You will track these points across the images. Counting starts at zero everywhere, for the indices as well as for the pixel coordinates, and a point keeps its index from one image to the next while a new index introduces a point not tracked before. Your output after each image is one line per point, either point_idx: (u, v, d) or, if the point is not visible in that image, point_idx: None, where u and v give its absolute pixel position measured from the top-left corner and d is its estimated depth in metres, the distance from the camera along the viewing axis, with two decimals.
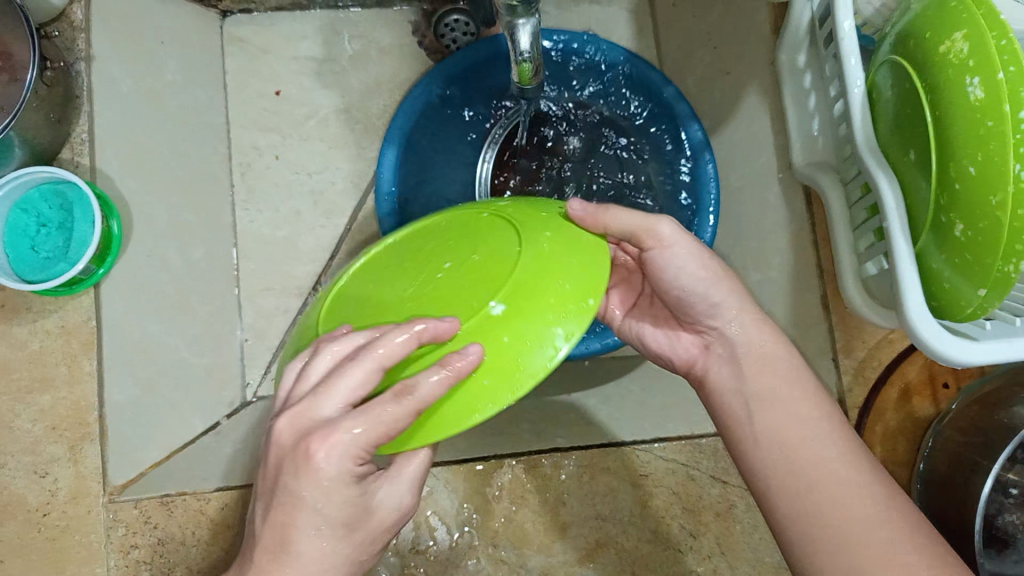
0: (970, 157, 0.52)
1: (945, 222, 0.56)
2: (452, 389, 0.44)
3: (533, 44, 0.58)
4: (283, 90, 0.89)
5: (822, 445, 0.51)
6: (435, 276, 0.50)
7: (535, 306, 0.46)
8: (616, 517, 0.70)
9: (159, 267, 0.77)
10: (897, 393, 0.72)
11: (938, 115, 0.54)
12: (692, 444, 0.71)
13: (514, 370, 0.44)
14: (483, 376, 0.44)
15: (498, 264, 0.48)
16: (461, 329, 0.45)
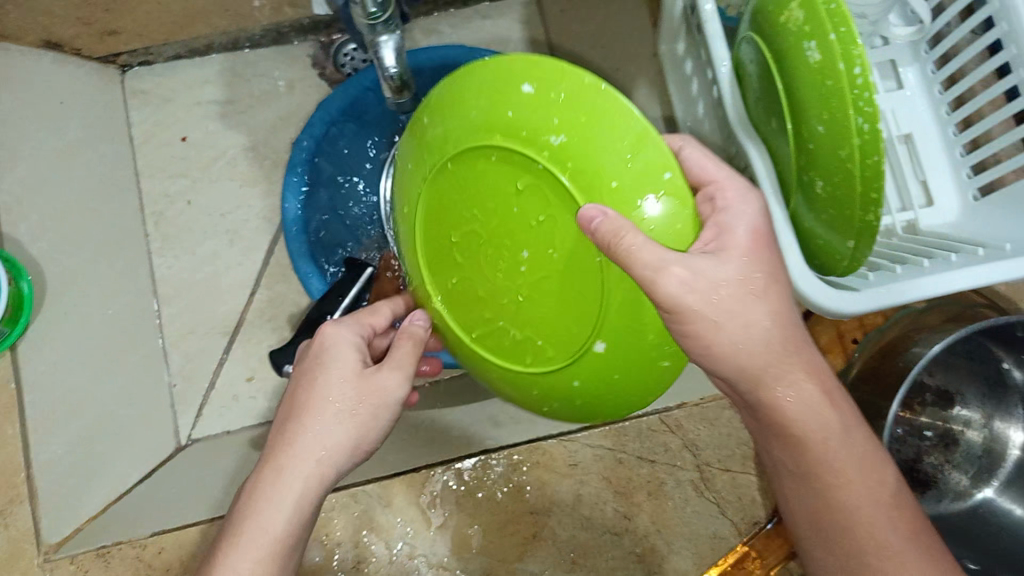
0: (819, 117, 0.53)
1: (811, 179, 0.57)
2: (603, 390, 0.52)
3: (400, 61, 0.59)
4: (189, 136, 0.90)
5: (821, 426, 0.50)
6: (521, 273, 0.51)
7: (630, 325, 0.50)
8: (551, 509, 0.71)
9: (77, 325, 0.79)
10: (809, 351, 0.74)
11: (788, 82, 0.56)
12: (617, 429, 0.72)
13: (650, 374, 0.51)
14: (615, 374, 0.51)
15: (574, 259, 0.50)
16: (584, 350, 0.51)
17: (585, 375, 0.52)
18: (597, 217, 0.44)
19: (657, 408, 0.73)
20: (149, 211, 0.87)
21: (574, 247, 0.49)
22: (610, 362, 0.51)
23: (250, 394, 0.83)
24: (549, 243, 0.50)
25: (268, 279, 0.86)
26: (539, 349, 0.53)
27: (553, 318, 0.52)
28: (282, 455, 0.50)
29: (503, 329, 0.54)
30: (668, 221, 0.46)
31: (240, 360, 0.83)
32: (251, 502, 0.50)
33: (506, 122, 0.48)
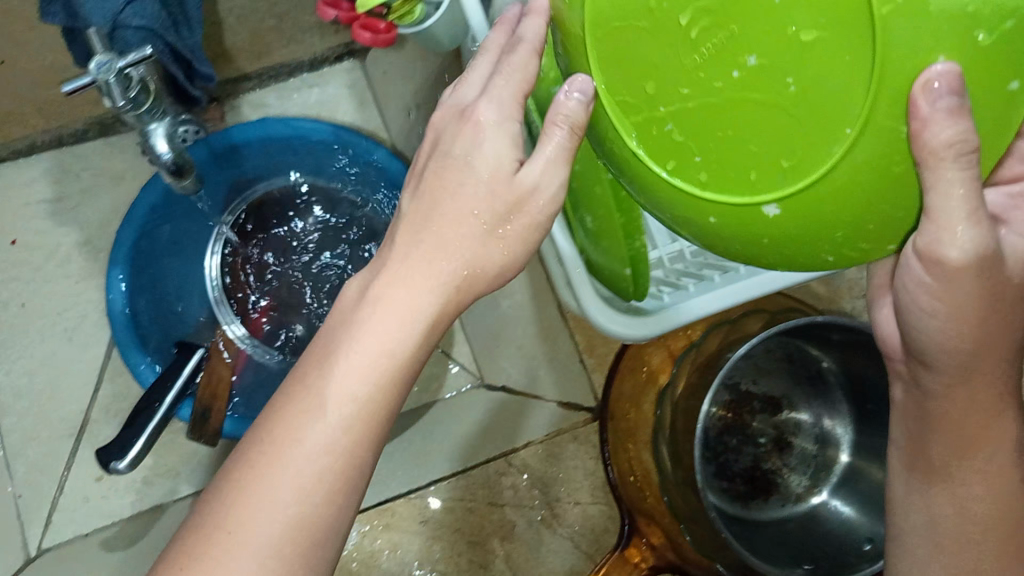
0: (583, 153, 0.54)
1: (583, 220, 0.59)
2: (790, 248, 0.39)
3: (176, 153, 0.60)
4: (18, 238, 0.88)
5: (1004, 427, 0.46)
6: (712, 85, 0.37)
7: (865, 179, 0.36)
8: (406, 568, 0.72)
9: None
10: (641, 375, 0.75)
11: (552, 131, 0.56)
12: (463, 479, 0.74)
13: (800, 248, 0.39)
14: (824, 247, 0.39)
15: (818, 91, 0.34)
16: (780, 197, 0.38)
17: (728, 217, 0.40)
18: (945, 94, 0.32)
19: (503, 451, 0.75)
20: None
21: (828, 88, 0.34)
22: (798, 212, 0.37)
23: (101, 492, 0.82)
24: (784, 69, 0.35)
25: (111, 373, 0.85)
26: (740, 180, 0.39)
27: (781, 167, 0.37)
28: (295, 425, 0.39)
29: (694, 170, 0.39)
30: (981, 119, 0.34)
31: (89, 459, 0.82)
32: (235, 492, 0.39)
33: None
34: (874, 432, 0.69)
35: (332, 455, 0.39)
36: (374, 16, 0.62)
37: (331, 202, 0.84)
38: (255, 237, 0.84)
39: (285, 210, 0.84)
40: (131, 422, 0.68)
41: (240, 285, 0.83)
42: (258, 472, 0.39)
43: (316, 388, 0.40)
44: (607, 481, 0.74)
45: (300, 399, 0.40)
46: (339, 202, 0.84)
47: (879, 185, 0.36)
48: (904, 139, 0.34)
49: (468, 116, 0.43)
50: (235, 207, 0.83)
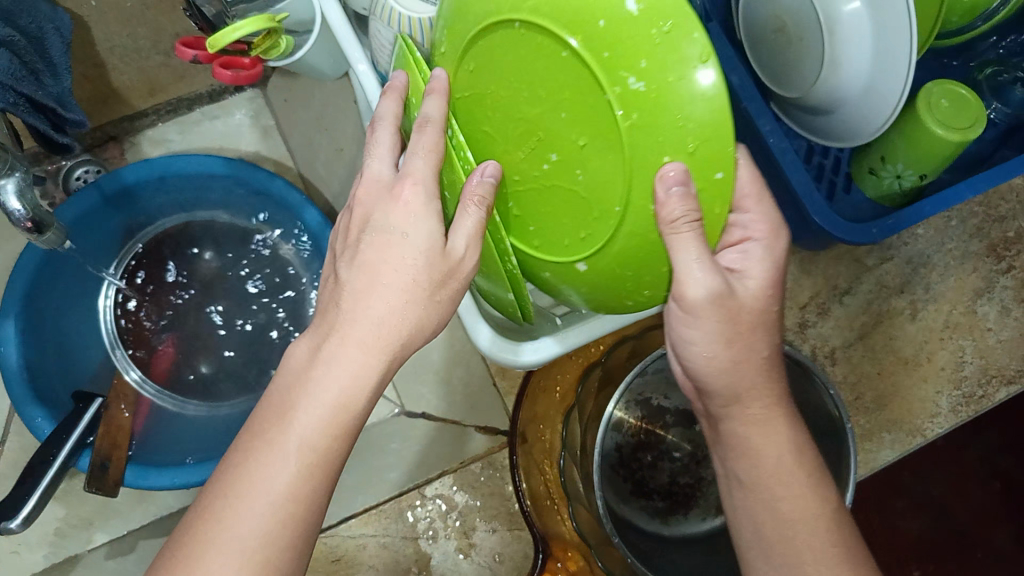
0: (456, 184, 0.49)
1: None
2: (595, 301, 0.44)
3: (26, 203, 0.57)
4: None
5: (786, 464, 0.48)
6: (535, 166, 0.40)
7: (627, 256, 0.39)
8: None
9: None
10: (554, 398, 0.73)
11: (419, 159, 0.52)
12: (376, 513, 0.72)
13: (604, 297, 0.43)
14: (621, 298, 0.43)
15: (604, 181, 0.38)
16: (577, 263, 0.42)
17: (559, 273, 0.44)
18: (676, 185, 0.34)
19: (416, 482, 0.73)
20: None
21: (600, 180, 0.38)
22: (602, 273, 0.41)
23: (10, 550, 0.78)
24: (571, 163, 0.39)
25: (16, 427, 0.82)
26: (556, 243, 0.43)
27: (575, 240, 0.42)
28: (241, 485, 0.40)
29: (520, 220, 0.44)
30: (709, 209, 0.36)
31: None
32: (184, 556, 0.39)
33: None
34: None
35: (305, 471, 0.41)
36: (236, 53, 0.66)
37: (237, 237, 0.84)
38: (161, 279, 0.83)
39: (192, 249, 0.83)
40: (23, 479, 0.66)
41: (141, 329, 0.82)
42: (211, 536, 0.39)
43: (268, 448, 0.41)
44: (519, 507, 0.72)
45: (254, 459, 0.41)
46: (246, 236, 0.84)
47: (650, 257, 0.40)
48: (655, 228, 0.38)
49: (394, 191, 0.43)
50: (139, 249, 0.82)
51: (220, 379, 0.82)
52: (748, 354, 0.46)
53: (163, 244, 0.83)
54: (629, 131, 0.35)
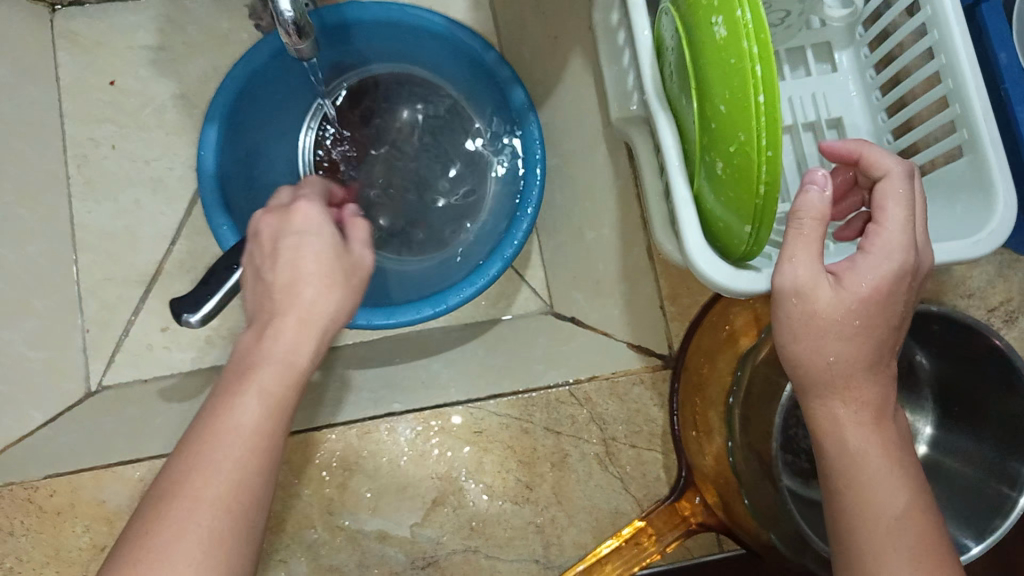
0: (720, 97, 0.51)
1: (701, 159, 0.56)
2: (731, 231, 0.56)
3: (296, 7, 0.56)
4: (119, 81, 0.87)
5: (884, 475, 0.50)
6: (702, 117, 0.54)
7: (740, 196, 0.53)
8: (453, 476, 0.70)
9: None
10: (721, 334, 0.72)
11: (694, 58, 0.54)
12: (524, 399, 0.72)
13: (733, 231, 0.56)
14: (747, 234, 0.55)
15: (729, 140, 0.52)
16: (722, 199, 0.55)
17: (721, 201, 0.56)
18: (814, 186, 0.50)
19: (567, 381, 0.73)
20: (72, 154, 0.85)
21: (730, 134, 0.52)
22: (735, 205, 0.54)
23: (165, 344, 0.81)
24: (712, 118, 0.53)
25: (189, 232, 0.84)
26: (718, 182, 0.55)
27: (720, 180, 0.55)
28: (199, 447, 0.46)
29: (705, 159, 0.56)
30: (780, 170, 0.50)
31: (157, 311, 0.82)
32: (177, 496, 0.44)
33: (690, 23, 0.54)
34: (959, 428, 0.68)
35: (255, 452, 0.47)
36: None
37: (435, 100, 0.83)
38: (353, 123, 0.84)
39: (389, 100, 0.83)
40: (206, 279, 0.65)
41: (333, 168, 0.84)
42: (166, 500, 0.44)
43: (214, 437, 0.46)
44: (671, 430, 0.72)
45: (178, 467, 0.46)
46: (443, 102, 0.83)
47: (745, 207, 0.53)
48: (751, 187, 0.52)
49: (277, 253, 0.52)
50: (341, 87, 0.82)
51: (392, 233, 0.82)
52: (851, 349, 0.50)
53: (366, 89, 0.83)
54: (736, 103, 0.50)
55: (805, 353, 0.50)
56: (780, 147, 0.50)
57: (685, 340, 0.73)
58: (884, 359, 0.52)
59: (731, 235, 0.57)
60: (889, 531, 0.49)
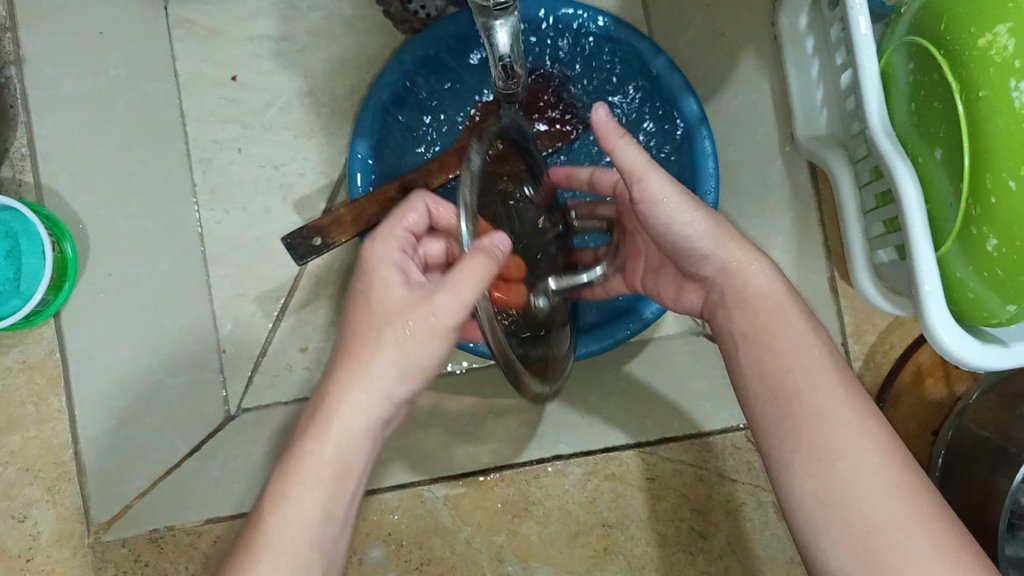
0: (1011, 168, 0.46)
1: (956, 226, 0.51)
2: (982, 299, 0.52)
3: (515, 48, 0.51)
4: (239, 76, 0.79)
5: (863, 463, 0.42)
6: (977, 185, 0.48)
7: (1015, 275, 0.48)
8: (625, 523, 0.67)
9: (131, 298, 0.73)
10: (911, 375, 0.70)
11: (974, 119, 0.48)
12: (698, 444, 0.68)
13: (982, 302, 0.52)
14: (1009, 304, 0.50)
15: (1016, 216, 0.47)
16: (982, 269, 0.50)
17: (980, 275, 0.51)
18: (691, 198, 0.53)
19: (743, 424, 0.68)
20: (196, 159, 0.78)
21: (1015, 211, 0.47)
22: (1000, 282, 0.49)
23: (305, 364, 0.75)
24: (991, 190, 0.47)
25: None
26: (982, 255, 0.50)
27: (983, 252, 0.50)
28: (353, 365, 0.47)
29: (967, 226, 0.50)
30: None
31: (294, 330, 0.76)
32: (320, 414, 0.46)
33: (973, 80, 0.48)
34: None
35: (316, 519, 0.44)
36: None
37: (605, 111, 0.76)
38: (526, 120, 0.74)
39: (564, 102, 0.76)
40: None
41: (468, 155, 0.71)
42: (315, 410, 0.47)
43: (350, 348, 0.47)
44: None
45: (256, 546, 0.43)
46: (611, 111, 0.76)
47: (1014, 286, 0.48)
48: None
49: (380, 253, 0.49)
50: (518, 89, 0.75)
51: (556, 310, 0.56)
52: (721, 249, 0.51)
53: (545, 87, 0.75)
54: None
55: (745, 318, 0.49)
56: None
57: (880, 385, 0.70)
58: (776, 361, 0.47)
59: (975, 303, 0.53)
60: (891, 520, 0.40)
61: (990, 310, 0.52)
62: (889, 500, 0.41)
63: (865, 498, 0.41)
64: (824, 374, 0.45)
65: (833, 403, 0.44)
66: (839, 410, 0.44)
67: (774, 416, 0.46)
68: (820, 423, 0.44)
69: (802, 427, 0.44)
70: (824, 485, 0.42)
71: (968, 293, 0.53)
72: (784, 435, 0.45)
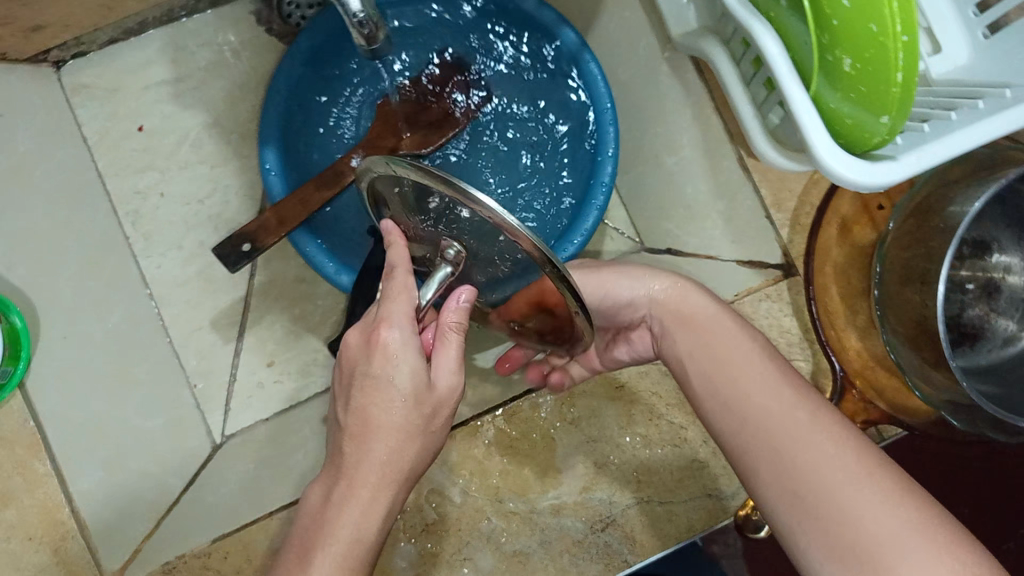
0: None
1: (817, 63, 0.55)
2: (860, 121, 0.55)
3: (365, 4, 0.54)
4: (145, 124, 0.82)
5: (823, 455, 0.44)
6: (820, 13, 0.52)
7: (881, 88, 0.51)
8: (607, 434, 0.70)
9: (91, 356, 0.76)
10: (835, 227, 0.72)
11: None
12: None
13: (861, 128, 0.56)
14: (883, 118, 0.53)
15: (861, 30, 0.50)
16: (851, 93, 0.54)
17: (850, 99, 0.54)
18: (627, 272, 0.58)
19: None
20: (123, 211, 0.81)
21: (855, 27, 0.50)
22: (865, 97, 0.53)
23: (275, 377, 0.79)
24: (831, 15, 0.51)
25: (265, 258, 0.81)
26: (847, 78, 0.54)
27: (848, 75, 0.53)
28: (356, 458, 0.49)
29: (828, 58, 0.54)
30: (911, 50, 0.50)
31: (256, 347, 0.79)
32: (339, 490, 0.49)
33: None
34: None
35: None
36: None
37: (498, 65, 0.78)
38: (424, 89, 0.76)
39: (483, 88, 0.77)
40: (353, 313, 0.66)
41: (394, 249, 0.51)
42: (325, 505, 0.49)
43: (354, 438, 0.49)
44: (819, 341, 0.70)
45: None
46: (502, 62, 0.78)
47: (879, 97, 0.52)
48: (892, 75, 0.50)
49: (376, 341, 0.48)
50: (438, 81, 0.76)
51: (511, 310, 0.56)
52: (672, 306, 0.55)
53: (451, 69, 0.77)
54: None
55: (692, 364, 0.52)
56: (915, 31, 0.49)
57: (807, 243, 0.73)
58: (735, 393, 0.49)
59: (855, 129, 0.56)
60: (863, 501, 0.42)
61: (869, 131, 0.55)
62: (876, 498, 0.42)
63: (853, 505, 0.42)
64: (788, 396, 0.48)
65: (794, 420, 0.46)
66: (795, 415, 0.47)
67: (748, 449, 0.47)
68: (796, 441, 0.45)
69: (763, 441, 0.47)
70: (796, 491, 0.44)
71: (846, 121, 0.56)
72: (750, 449, 0.47)
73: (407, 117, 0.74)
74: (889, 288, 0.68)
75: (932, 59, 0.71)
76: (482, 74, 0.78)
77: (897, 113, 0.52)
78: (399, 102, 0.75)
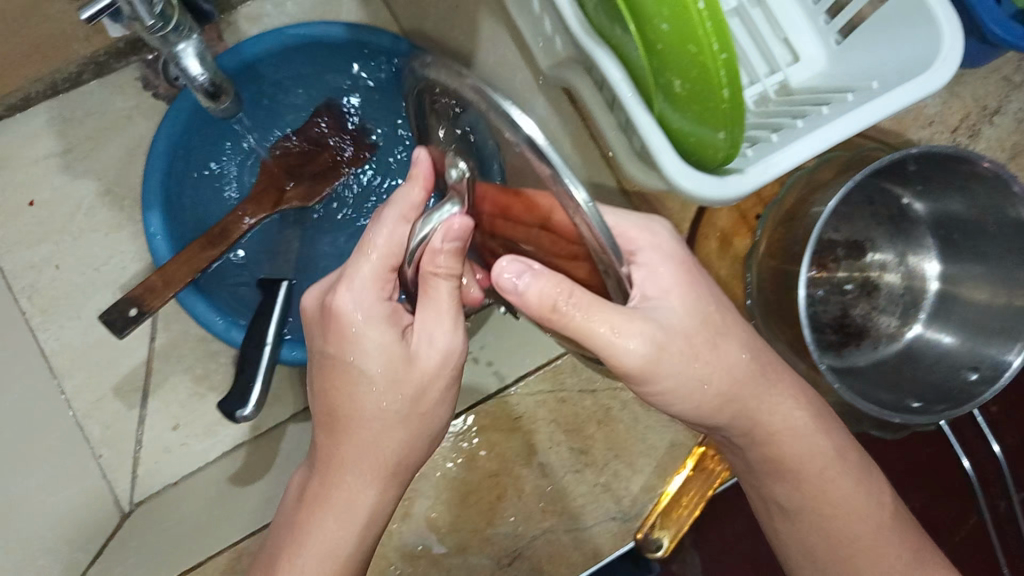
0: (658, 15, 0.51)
1: (651, 84, 0.56)
2: (700, 138, 0.57)
3: (208, 67, 0.57)
4: (36, 197, 0.82)
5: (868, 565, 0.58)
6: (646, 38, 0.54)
7: (712, 105, 0.53)
8: (508, 467, 0.70)
9: None
10: (712, 240, 0.74)
11: None
12: (553, 369, 0.73)
13: (705, 144, 0.57)
14: (720, 134, 0.55)
15: (682, 51, 0.52)
16: (688, 112, 0.56)
17: (690, 119, 0.56)
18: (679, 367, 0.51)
19: None
20: (17, 286, 0.80)
21: (676, 51, 0.52)
22: (699, 115, 0.55)
23: (183, 440, 0.79)
24: (653, 41, 0.53)
25: (163, 321, 0.80)
26: (681, 99, 0.55)
27: (682, 96, 0.55)
28: (335, 445, 0.52)
29: (661, 80, 0.55)
30: (732, 70, 0.52)
31: (162, 411, 0.79)
32: (320, 476, 0.53)
33: None
34: (961, 257, 0.68)
35: None
36: None
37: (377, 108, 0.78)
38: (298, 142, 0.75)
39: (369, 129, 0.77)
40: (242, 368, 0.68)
41: (413, 187, 0.50)
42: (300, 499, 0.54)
43: (327, 424, 0.53)
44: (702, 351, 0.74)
45: None
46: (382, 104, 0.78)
47: (710, 114, 0.54)
48: (718, 94, 0.52)
49: (332, 307, 0.51)
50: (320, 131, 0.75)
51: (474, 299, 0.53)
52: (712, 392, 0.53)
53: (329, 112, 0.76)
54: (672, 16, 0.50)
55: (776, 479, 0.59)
56: (733, 48, 0.51)
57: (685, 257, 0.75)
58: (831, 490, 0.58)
59: (699, 145, 0.58)
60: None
61: (711, 147, 0.57)
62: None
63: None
64: (848, 487, 0.58)
65: (867, 525, 0.58)
66: (863, 512, 0.58)
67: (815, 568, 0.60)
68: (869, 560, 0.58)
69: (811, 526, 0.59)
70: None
71: (689, 139, 0.58)
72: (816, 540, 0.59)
73: (289, 171, 0.74)
74: (765, 294, 0.72)
75: (792, 67, 0.71)
76: (361, 116, 0.77)
77: (732, 128, 0.54)
78: (280, 153, 0.74)
